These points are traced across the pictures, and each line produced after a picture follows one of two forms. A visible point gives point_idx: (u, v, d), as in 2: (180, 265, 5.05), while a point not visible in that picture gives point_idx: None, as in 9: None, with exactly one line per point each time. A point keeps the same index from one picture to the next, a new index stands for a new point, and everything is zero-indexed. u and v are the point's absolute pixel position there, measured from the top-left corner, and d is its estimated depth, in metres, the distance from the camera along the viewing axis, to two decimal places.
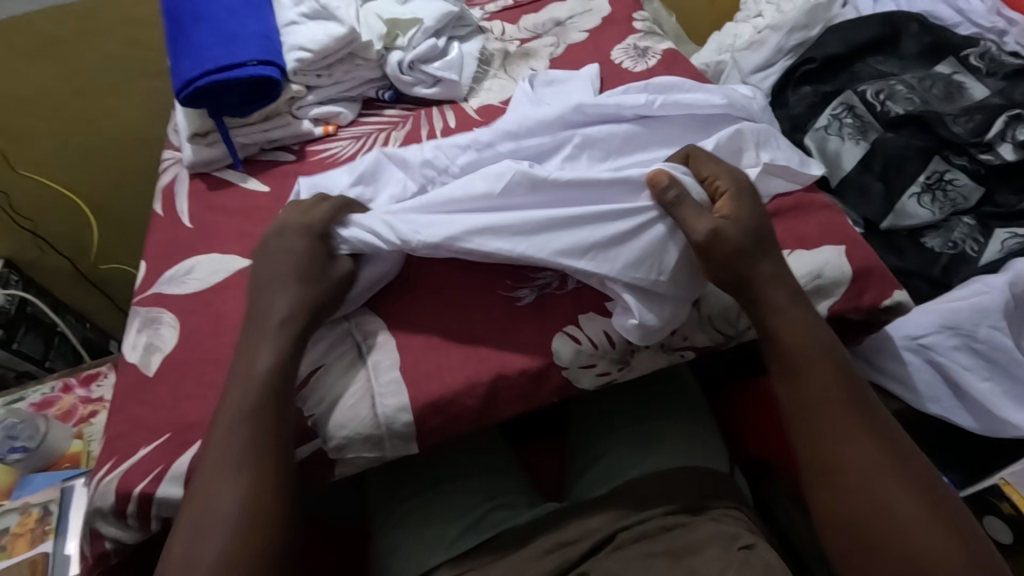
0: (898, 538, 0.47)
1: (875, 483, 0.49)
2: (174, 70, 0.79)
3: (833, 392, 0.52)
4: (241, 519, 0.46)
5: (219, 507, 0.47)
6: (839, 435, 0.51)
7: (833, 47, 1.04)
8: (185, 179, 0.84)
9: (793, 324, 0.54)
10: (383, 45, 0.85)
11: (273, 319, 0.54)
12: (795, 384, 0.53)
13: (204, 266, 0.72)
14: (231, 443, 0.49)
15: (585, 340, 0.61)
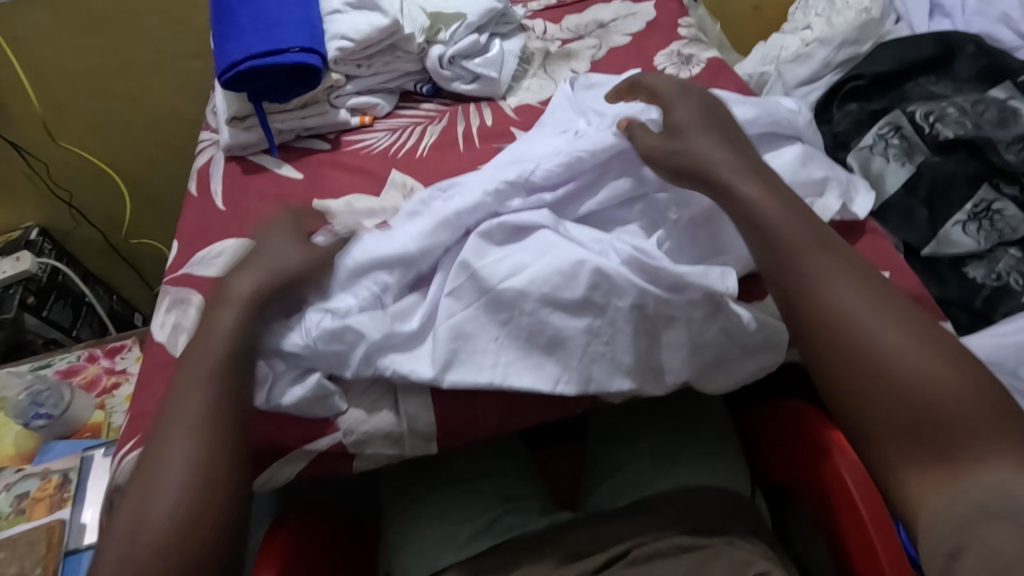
0: (895, 388, 0.46)
1: (886, 344, 0.47)
2: (216, 53, 0.80)
3: (819, 262, 0.50)
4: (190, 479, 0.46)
5: (169, 469, 0.47)
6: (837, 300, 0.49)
7: (883, 64, 1.01)
8: (221, 161, 0.85)
9: (771, 206, 0.53)
10: (424, 38, 0.85)
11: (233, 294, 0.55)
12: (790, 267, 0.51)
13: (235, 251, 0.73)
14: (194, 401, 0.49)
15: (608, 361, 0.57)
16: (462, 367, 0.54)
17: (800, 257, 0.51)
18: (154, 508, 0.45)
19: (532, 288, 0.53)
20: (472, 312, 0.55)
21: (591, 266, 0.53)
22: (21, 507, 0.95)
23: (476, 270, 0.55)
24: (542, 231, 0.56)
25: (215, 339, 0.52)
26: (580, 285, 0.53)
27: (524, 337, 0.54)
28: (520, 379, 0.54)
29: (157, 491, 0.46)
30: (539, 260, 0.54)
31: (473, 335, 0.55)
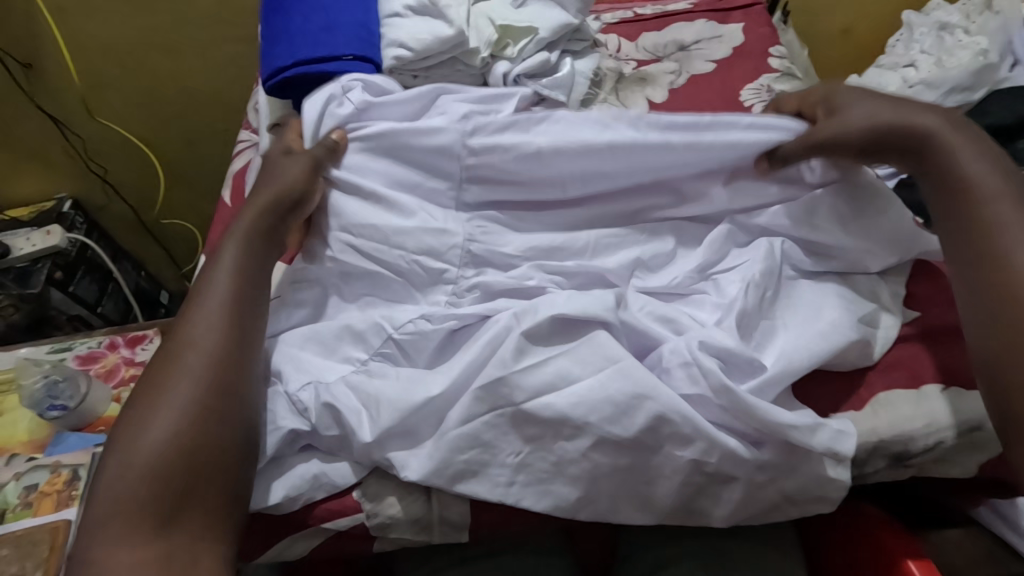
0: None
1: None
2: (264, 54, 0.74)
3: (990, 193, 0.50)
4: (152, 508, 0.43)
5: (138, 501, 0.43)
6: (1021, 257, 0.47)
7: (997, 117, 0.89)
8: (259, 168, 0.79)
9: (952, 140, 0.53)
10: (489, 53, 0.76)
11: (214, 291, 0.52)
12: (974, 213, 0.50)
13: None
14: (166, 416, 0.46)
15: (649, 476, 0.46)
16: (474, 477, 0.48)
17: (970, 186, 0.51)
18: (122, 560, 0.42)
19: (577, 412, 0.46)
20: (493, 418, 0.47)
21: (652, 407, 0.45)
22: (28, 501, 0.90)
23: (511, 373, 0.47)
24: (593, 339, 0.48)
25: (207, 327, 0.50)
26: (647, 400, 0.45)
27: (558, 446, 0.47)
28: (532, 503, 0.47)
29: (132, 517, 0.43)
30: (590, 377, 0.47)
31: (491, 445, 0.47)
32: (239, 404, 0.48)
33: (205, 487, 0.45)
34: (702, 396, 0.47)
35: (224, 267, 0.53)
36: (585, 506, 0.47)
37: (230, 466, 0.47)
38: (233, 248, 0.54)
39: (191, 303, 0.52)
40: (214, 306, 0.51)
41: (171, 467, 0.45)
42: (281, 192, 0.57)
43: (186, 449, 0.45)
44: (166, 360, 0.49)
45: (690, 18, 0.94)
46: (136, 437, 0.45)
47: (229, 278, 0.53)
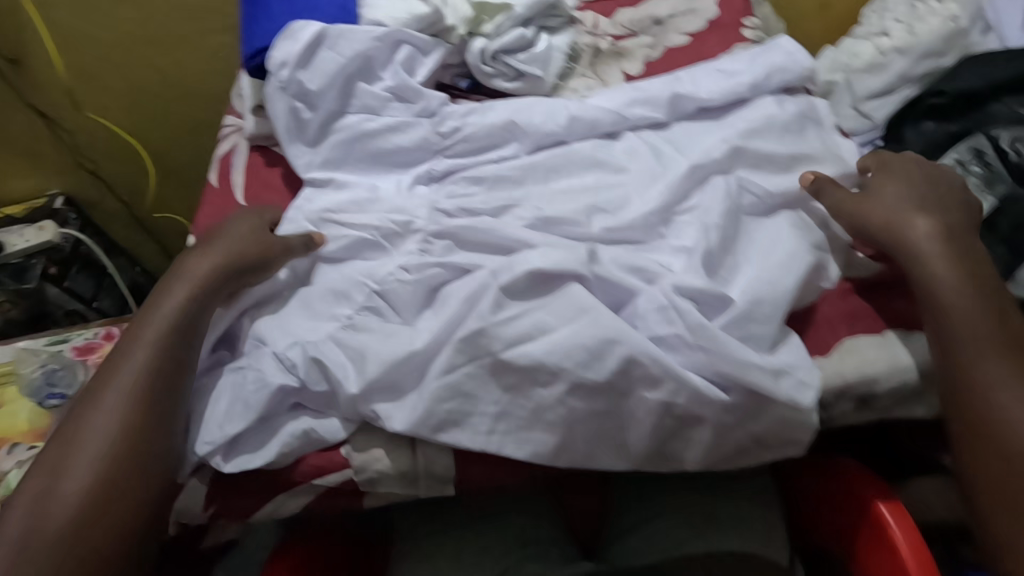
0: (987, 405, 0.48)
1: (996, 399, 0.48)
2: (244, 36, 0.75)
3: (944, 274, 0.53)
4: (59, 550, 0.45)
5: (47, 536, 0.45)
6: (962, 338, 0.50)
7: (967, 81, 0.91)
8: (244, 151, 0.80)
9: (918, 221, 0.56)
10: (466, 30, 0.77)
11: (160, 325, 0.54)
12: (917, 287, 0.54)
13: None
14: (92, 458, 0.48)
15: (625, 419, 0.49)
16: (457, 426, 0.50)
17: (921, 265, 0.54)
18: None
19: (550, 359, 0.48)
20: (473, 368, 0.49)
21: (623, 350, 0.47)
22: None
23: (489, 325, 0.49)
24: (566, 292, 0.51)
25: (150, 370, 0.51)
26: (620, 344, 0.47)
27: (534, 397, 0.49)
28: (512, 451, 0.49)
29: (37, 555, 0.45)
30: (564, 326, 0.49)
31: (472, 395, 0.49)
32: (162, 439, 0.50)
33: (115, 529, 0.47)
34: (672, 339, 0.49)
35: (173, 302, 0.55)
36: (563, 451, 0.49)
37: (144, 508, 0.48)
38: (183, 288, 0.56)
39: (138, 333, 0.54)
40: (154, 346, 0.52)
41: (86, 509, 0.46)
42: (241, 253, 0.59)
43: (99, 496, 0.47)
44: (100, 389, 0.51)
45: None
46: (29, 501, 0.47)
47: (168, 318, 0.54)
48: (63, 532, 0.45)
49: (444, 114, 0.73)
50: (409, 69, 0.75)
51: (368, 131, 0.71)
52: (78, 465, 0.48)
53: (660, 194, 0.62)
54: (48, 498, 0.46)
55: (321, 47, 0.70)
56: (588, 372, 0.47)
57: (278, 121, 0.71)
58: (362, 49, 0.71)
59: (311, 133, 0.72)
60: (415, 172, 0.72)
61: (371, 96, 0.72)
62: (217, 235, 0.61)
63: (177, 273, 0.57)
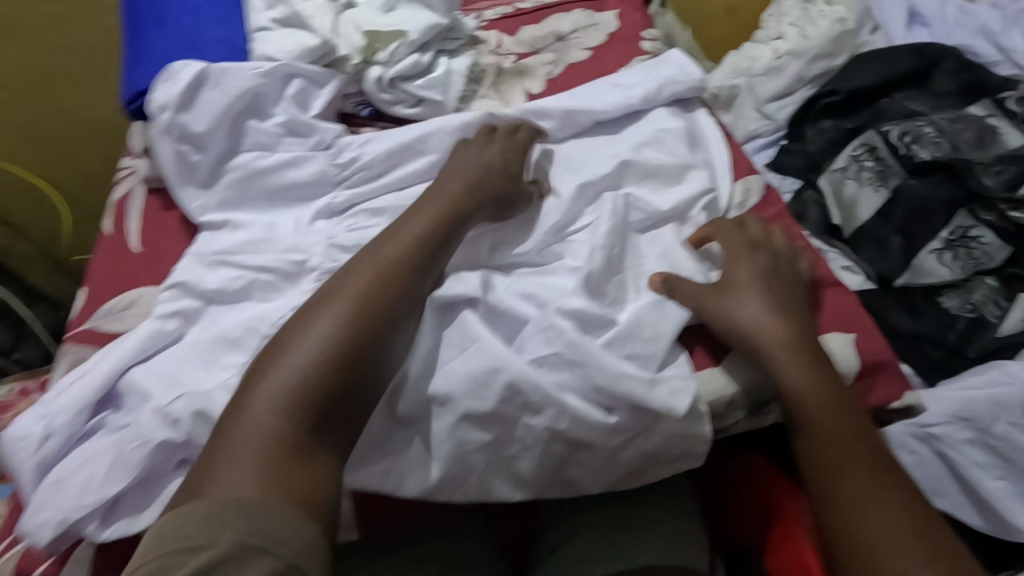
0: (881, 559, 0.45)
1: (872, 523, 0.46)
2: (125, 77, 0.73)
3: (825, 408, 0.51)
4: (277, 450, 0.43)
5: (254, 479, 0.42)
6: (843, 483, 0.48)
7: (858, 79, 0.96)
8: (140, 195, 0.77)
9: (788, 337, 0.54)
10: (361, 59, 0.77)
11: (409, 242, 0.54)
12: (801, 417, 0.51)
13: (147, 300, 0.66)
14: (297, 363, 0.47)
15: (518, 446, 0.49)
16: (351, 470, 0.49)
17: (801, 402, 0.51)
18: (236, 491, 0.41)
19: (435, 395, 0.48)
20: (362, 411, 0.49)
21: (504, 378, 0.48)
22: None
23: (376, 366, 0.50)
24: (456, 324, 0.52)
25: (393, 270, 0.52)
26: (502, 372, 0.49)
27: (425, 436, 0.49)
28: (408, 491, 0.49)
29: (276, 473, 0.42)
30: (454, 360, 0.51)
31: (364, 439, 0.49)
32: (392, 331, 0.50)
33: (333, 435, 0.46)
34: (553, 363, 0.50)
35: (418, 225, 0.56)
36: (459, 487, 0.49)
37: (339, 440, 0.47)
38: (423, 218, 0.57)
39: (380, 245, 0.54)
40: (412, 253, 0.54)
41: (287, 419, 0.45)
42: (489, 176, 0.62)
43: (308, 398, 0.46)
44: (321, 304, 0.50)
45: (567, 9, 0.97)
46: (310, 342, 0.48)
47: (419, 236, 0.55)
48: (341, 420, 0.47)
49: (341, 145, 0.72)
50: (301, 104, 0.74)
51: (262, 168, 0.69)
52: (349, 305, 0.50)
53: (552, 215, 0.63)
54: (329, 337, 0.48)
55: (204, 88, 0.69)
56: (478, 401, 0.49)
57: (165, 165, 0.69)
58: (247, 87, 0.70)
59: (202, 174, 0.69)
60: (315, 205, 0.70)
61: (263, 133, 0.71)
62: (451, 168, 0.63)
63: (405, 214, 0.58)
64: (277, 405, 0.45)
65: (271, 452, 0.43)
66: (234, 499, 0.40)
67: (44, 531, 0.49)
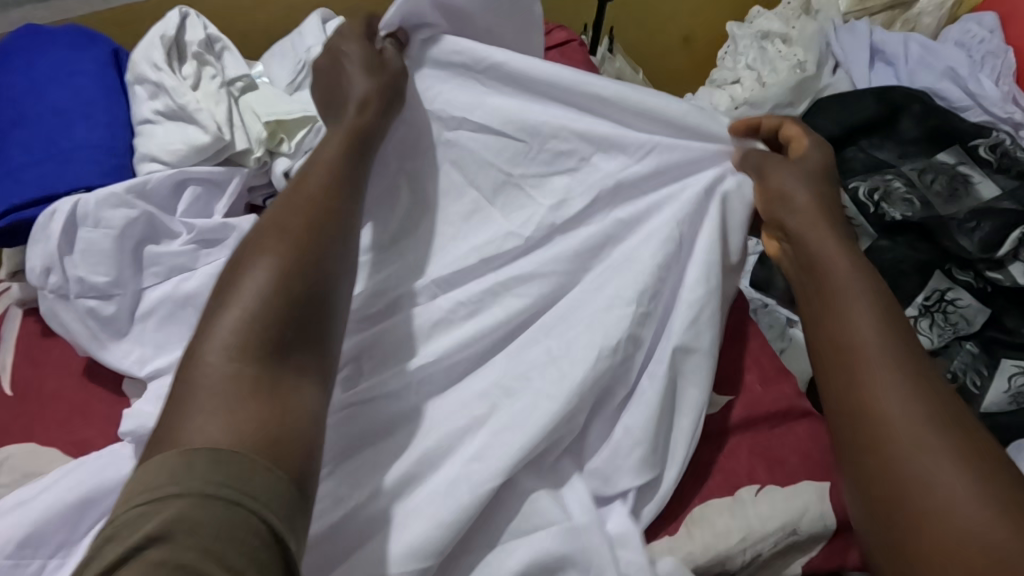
0: (944, 508, 0.37)
1: (933, 482, 0.38)
2: None
3: (871, 332, 0.44)
4: (242, 381, 0.38)
5: (226, 399, 0.37)
6: (889, 406, 0.41)
7: (821, 130, 0.89)
8: (14, 320, 0.67)
9: (831, 258, 0.49)
10: (264, 151, 0.67)
11: (341, 175, 0.52)
12: (843, 353, 0.45)
13: (14, 466, 0.56)
14: (262, 285, 0.42)
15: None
16: None
17: (848, 326, 0.45)
18: (206, 432, 0.35)
19: None
20: None
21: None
22: None
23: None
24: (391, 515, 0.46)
25: (333, 196, 0.49)
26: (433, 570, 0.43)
27: None
28: None
29: (247, 395, 0.37)
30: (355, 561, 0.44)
31: None
32: (341, 241, 0.47)
33: (303, 348, 0.42)
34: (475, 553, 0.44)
35: (346, 161, 0.53)
36: None
37: (310, 341, 0.42)
38: (354, 152, 0.54)
39: (319, 174, 0.51)
40: (340, 178, 0.51)
41: (257, 329, 0.40)
42: (382, 93, 0.59)
43: (271, 314, 0.41)
44: (269, 232, 0.46)
45: None
46: (263, 266, 0.43)
47: (343, 166, 0.52)
48: (314, 328, 0.42)
49: None
50: (201, 211, 0.66)
51: (185, 293, 0.60)
52: (296, 234, 0.45)
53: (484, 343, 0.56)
54: (287, 255, 0.44)
55: (82, 226, 0.59)
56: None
57: (73, 331, 0.59)
58: (136, 214, 0.61)
59: (122, 322, 0.59)
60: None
61: (174, 254, 0.62)
62: (363, 94, 0.59)
63: (340, 146, 0.54)
64: (235, 337, 0.39)
65: (235, 378, 0.38)
66: (206, 439, 0.34)
67: None
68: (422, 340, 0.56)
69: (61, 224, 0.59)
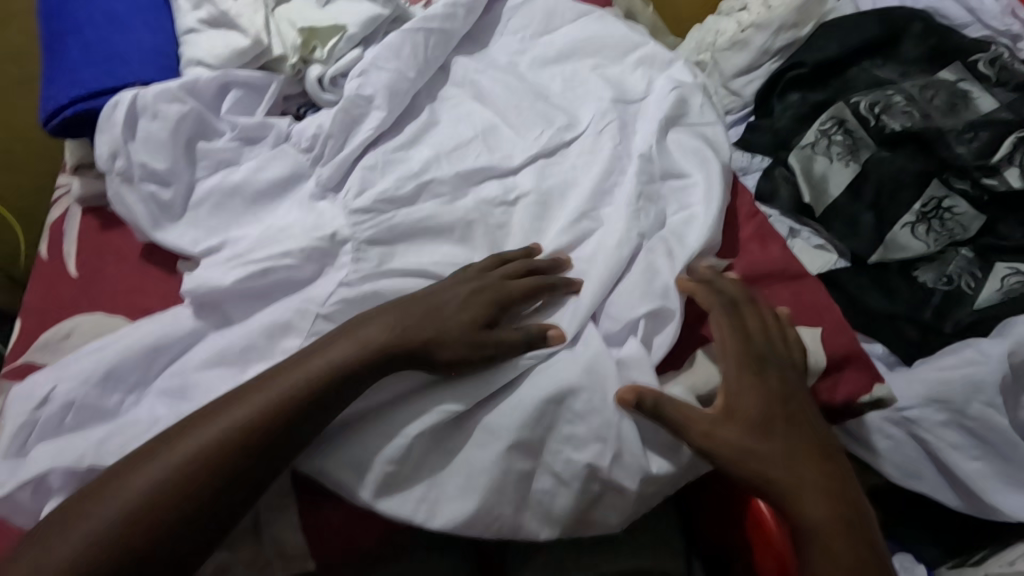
0: None
1: None
2: (44, 93, 0.68)
3: (819, 506, 0.49)
4: (132, 533, 0.44)
5: (108, 526, 0.44)
6: (807, 556, 0.48)
7: (824, 51, 0.93)
8: (77, 216, 0.74)
9: (746, 415, 0.52)
10: (299, 58, 0.73)
11: (368, 341, 0.52)
12: (787, 492, 0.50)
13: (83, 329, 0.63)
14: (198, 440, 0.47)
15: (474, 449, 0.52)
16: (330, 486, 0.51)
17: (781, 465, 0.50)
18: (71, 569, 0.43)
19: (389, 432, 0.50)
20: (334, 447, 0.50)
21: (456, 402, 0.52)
22: None
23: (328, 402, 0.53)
24: None
25: (325, 378, 0.50)
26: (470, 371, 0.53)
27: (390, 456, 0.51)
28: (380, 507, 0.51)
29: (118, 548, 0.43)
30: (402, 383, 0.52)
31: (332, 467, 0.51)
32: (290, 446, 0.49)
33: (191, 532, 0.45)
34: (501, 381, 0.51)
35: (389, 318, 0.53)
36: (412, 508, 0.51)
37: (222, 512, 0.46)
38: (394, 315, 0.53)
39: (347, 330, 0.53)
40: (383, 329, 0.52)
41: (187, 471, 0.46)
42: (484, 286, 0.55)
43: (195, 472, 0.46)
44: (269, 380, 0.50)
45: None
46: (226, 426, 0.47)
47: (362, 345, 0.51)
48: (257, 481, 0.48)
49: (299, 132, 0.70)
50: (244, 111, 0.71)
51: (234, 183, 0.67)
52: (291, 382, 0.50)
53: (506, 219, 0.63)
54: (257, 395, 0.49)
55: (141, 120, 0.64)
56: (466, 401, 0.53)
57: (135, 213, 0.63)
58: (187, 108, 0.66)
59: (178, 208, 0.65)
60: (300, 195, 0.68)
61: (221, 150, 0.68)
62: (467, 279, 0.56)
63: (378, 311, 0.54)
64: (156, 483, 0.45)
65: (125, 528, 0.44)
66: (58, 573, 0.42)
67: None
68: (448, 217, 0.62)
69: (110, 115, 0.63)
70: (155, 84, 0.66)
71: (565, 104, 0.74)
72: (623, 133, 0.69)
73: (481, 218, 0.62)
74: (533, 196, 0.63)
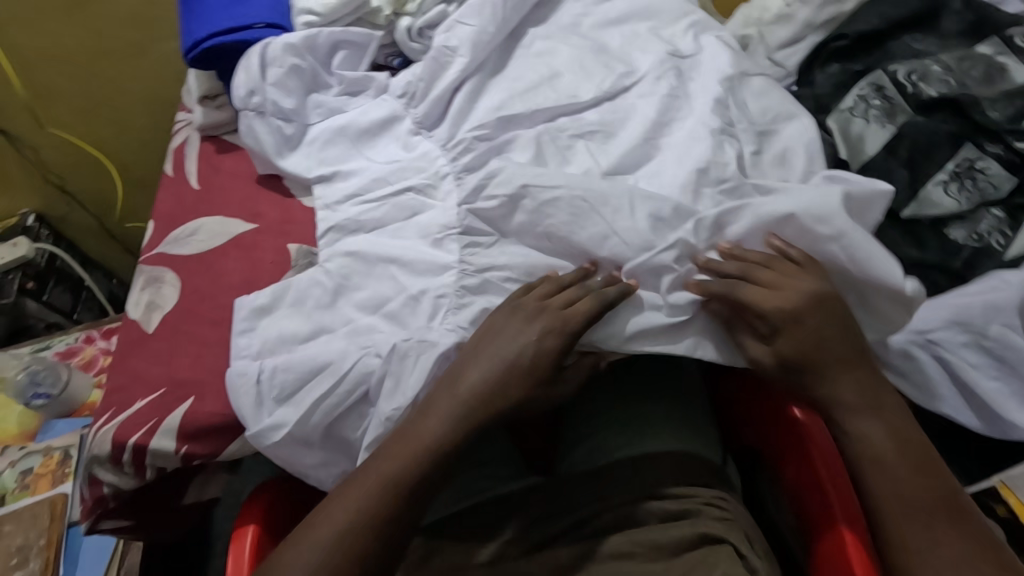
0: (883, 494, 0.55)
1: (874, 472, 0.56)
2: (183, 32, 0.82)
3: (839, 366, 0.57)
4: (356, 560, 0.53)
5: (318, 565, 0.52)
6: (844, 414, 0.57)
7: (865, 22, 0.99)
8: (195, 141, 0.86)
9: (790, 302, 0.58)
10: (391, 10, 0.83)
11: (497, 365, 0.57)
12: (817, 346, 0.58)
13: (207, 229, 0.75)
14: (362, 498, 0.54)
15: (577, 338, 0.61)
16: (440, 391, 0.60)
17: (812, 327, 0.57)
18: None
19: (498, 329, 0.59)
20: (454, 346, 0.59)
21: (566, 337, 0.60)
22: (25, 483, 1.01)
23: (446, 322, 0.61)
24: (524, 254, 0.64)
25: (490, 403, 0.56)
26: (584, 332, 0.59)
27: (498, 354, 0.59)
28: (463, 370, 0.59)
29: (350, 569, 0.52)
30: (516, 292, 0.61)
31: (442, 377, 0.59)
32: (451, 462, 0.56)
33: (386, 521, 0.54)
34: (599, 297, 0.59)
35: (511, 341, 0.57)
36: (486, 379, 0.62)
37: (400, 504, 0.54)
38: (513, 337, 0.57)
39: (459, 365, 0.58)
40: (489, 372, 0.57)
41: (367, 510, 0.54)
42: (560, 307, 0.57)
43: (368, 502, 0.54)
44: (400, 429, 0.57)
45: None
46: (333, 528, 0.53)
47: (497, 366, 0.57)
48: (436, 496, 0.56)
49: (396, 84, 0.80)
50: (352, 66, 0.83)
51: (341, 125, 0.77)
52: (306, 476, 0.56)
53: (572, 143, 0.72)
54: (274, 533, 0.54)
55: (268, 66, 0.77)
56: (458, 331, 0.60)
57: (263, 140, 0.75)
58: (304, 63, 0.78)
59: (297, 141, 0.77)
60: (398, 131, 0.78)
61: (332, 100, 0.79)
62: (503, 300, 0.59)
63: (502, 340, 0.57)
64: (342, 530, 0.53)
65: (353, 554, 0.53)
66: None
67: (152, 397, 0.61)
68: (519, 140, 0.71)
69: (248, 67, 0.76)
70: (280, 37, 0.78)
71: (625, 53, 0.83)
72: (678, 78, 0.77)
73: (551, 140, 0.71)
74: (598, 128, 0.73)
